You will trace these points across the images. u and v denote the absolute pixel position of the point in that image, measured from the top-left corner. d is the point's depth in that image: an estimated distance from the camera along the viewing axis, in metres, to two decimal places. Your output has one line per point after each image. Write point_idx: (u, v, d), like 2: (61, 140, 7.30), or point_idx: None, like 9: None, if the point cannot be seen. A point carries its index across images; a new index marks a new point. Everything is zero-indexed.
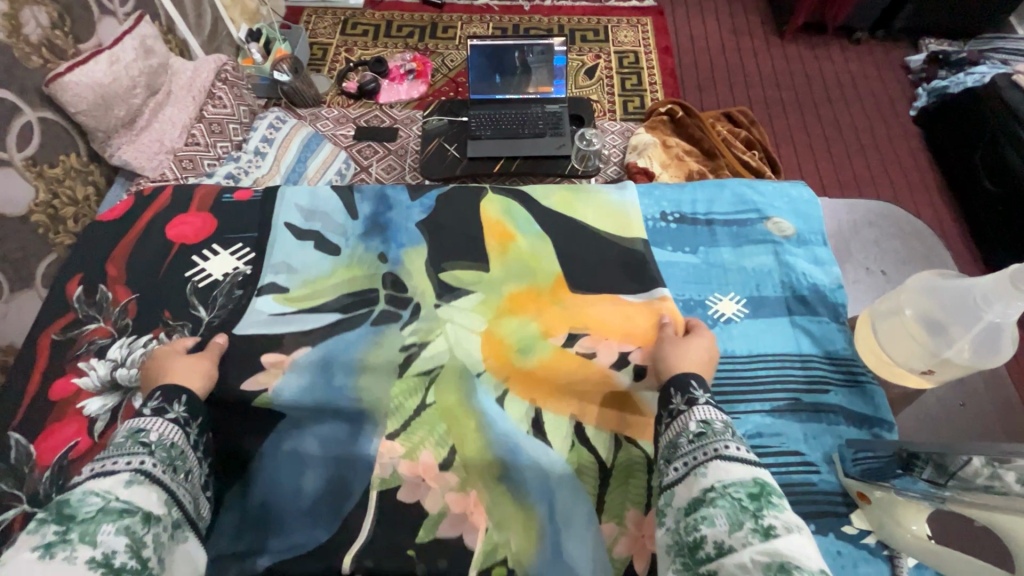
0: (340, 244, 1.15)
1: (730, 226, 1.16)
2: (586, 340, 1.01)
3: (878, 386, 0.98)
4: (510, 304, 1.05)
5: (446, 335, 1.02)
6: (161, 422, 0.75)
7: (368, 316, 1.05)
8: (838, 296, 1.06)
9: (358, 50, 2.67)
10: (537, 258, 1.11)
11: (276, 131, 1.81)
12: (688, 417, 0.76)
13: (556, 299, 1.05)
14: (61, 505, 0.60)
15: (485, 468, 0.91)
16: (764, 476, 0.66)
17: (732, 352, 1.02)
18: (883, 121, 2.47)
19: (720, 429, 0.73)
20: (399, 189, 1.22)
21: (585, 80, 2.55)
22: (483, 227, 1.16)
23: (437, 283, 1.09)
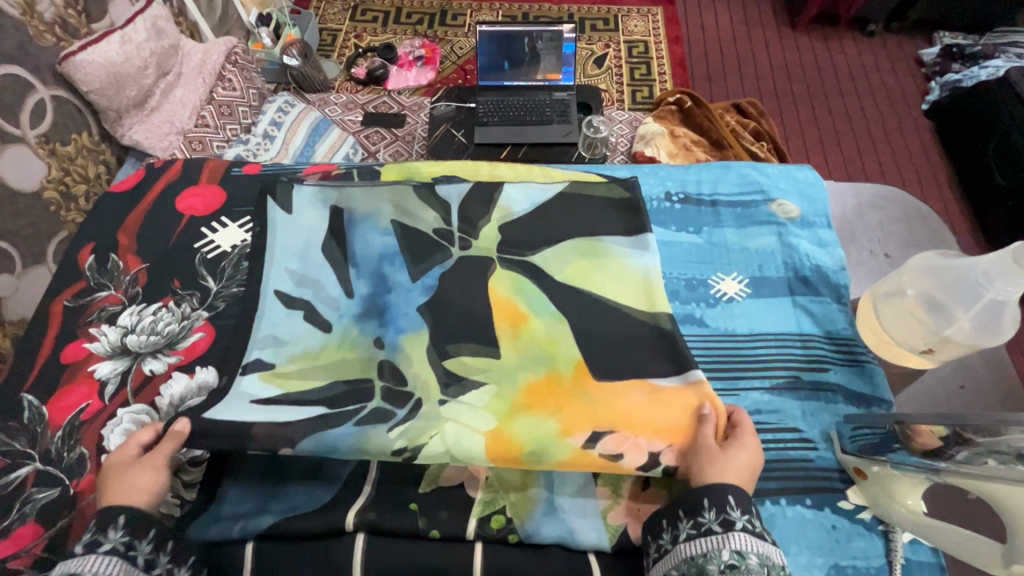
0: (331, 319, 0.97)
1: (734, 207, 1.16)
2: (611, 440, 0.84)
3: (877, 365, 0.98)
4: (526, 399, 0.88)
5: (445, 435, 0.85)
6: (97, 556, 0.71)
7: (356, 414, 0.87)
8: (840, 277, 1.07)
9: (367, 37, 2.67)
10: (555, 343, 0.93)
11: (285, 115, 1.83)
12: (721, 542, 0.72)
13: (582, 391, 0.88)
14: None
15: None
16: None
17: (733, 331, 1.02)
18: (894, 114, 2.45)
19: (755, 567, 0.70)
20: (398, 264, 1.02)
21: (594, 70, 2.55)
22: (490, 310, 0.97)
23: (441, 372, 0.91)
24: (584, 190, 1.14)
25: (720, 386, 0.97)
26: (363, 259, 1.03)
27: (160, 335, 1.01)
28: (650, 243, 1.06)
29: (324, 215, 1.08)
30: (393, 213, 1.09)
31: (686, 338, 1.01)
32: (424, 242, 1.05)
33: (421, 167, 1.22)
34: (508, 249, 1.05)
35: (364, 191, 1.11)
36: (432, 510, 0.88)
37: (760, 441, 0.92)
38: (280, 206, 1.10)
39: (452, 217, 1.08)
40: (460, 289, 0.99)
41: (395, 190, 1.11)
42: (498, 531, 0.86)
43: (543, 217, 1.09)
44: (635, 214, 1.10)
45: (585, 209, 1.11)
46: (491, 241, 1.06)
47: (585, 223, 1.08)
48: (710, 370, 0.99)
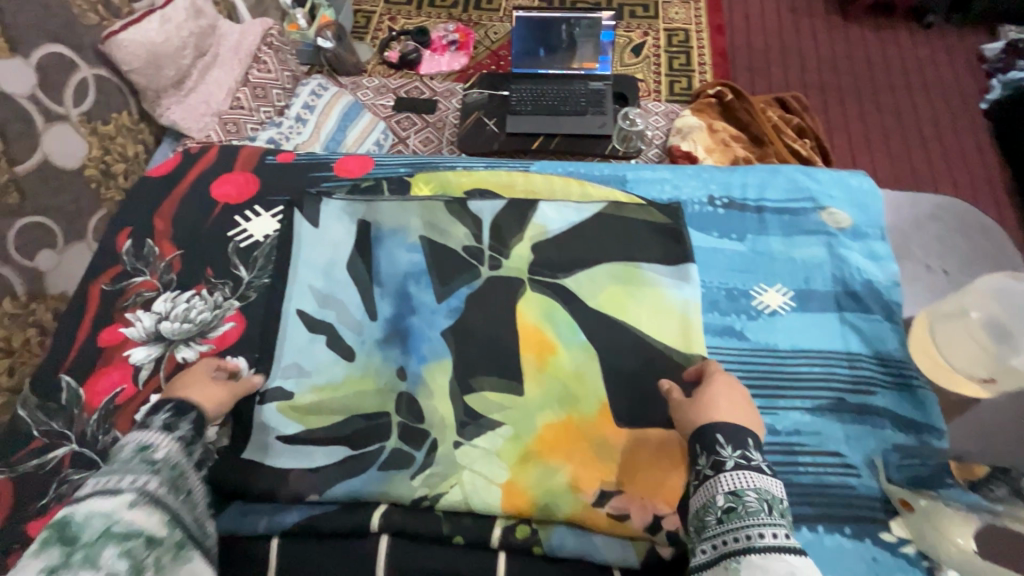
0: (354, 346, 1.00)
1: (781, 214, 1.10)
2: (618, 499, 0.86)
3: (930, 391, 0.92)
4: (540, 445, 0.90)
5: (463, 484, 0.87)
6: (167, 436, 0.76)
7: (377, 458, 0.90)
8: (892, 293, 1.01)
9: (401, 19, 2.64)
10: (579, 380, 0.95)
11: (317, 99, 1.82)
12: (715, 485, 0.72)
13: (598, 437, 0.91)
14: (64, 526, 0.61)
15: (513, 451, 0.90)
16: (800, 567, 0.61)
17: (775, 347, 0.98)
18: (948, 112, 2.31)
19: (754, 508, 0.67)
20: (423, 283, 1.05)
21: (631, 58, 2.47)
22: (518, 338, 0.99)
23: (462, 408, 0.93)
24: (623, 210, 1.11)
25: (758, 404, 0.93)
26: (389, 276, 1.06)
27: (192, 323, 1.02)
28: (693, 274, 1.03)
29: (350, 229, 1.11)
30: (423, 229, 1.10)
31: (723, 352, 0.98)
32: (453, 261, 1.07)
33: (450, 179, 1.17)
34: (541, 270, 1.05)
35: (393, 204, 1.12)
36: (455, 516, 0.87)
37: (798, 464, 0.88)
38: (307, 219, 1.11)
39: (483, 233, 1.09)
40: (488, 297, 1.03)
41: (426, 205, 1.12)
42: (522, 541, 0.85)
43: (578, 237, 1.08)
44: (678, 243, 1.06)
45: (624, 232, 1.09)
46: (523, 259, 1.07)
47: (624, 246, 1.07)
48: (747, 387, 0.95)
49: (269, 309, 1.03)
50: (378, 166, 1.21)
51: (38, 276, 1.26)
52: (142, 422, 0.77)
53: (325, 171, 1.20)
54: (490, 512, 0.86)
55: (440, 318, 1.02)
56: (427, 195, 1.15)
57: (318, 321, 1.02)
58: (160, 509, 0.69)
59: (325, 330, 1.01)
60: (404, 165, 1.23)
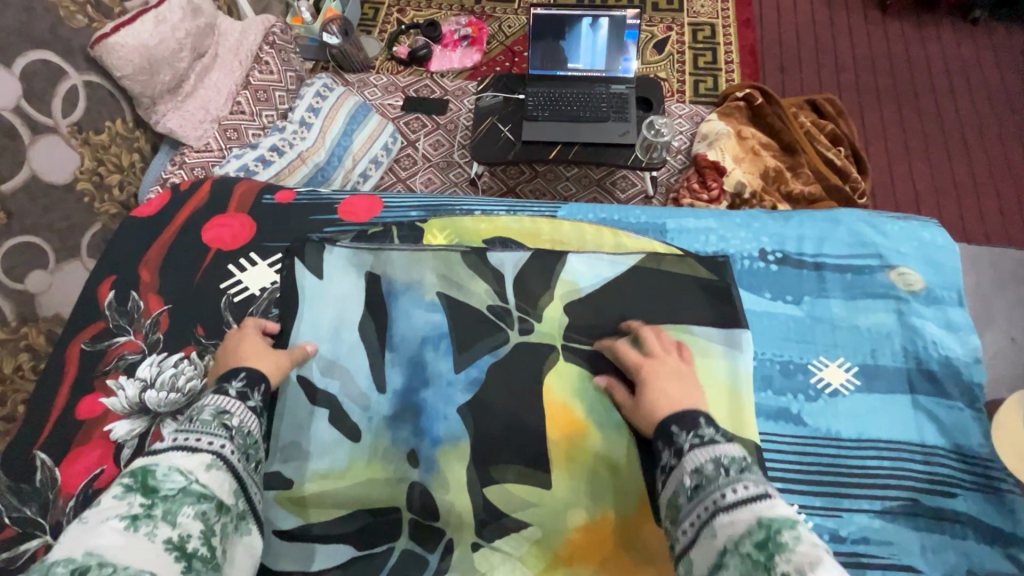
0: (361, 424, 0.89)
1: (843, 272, 0.97)
2: None
3: (1019, 496, 0.81)
4: (569, 549, 0.80)
5: None
6: (239, 404, 0.72)
7: (387, 561, 0.82)
8: (974, 372, 0.88)
9: (411, 12, 2.48)
10: (615, 469, 0.83)
11: (322, 101, 1.68)
12: (680, 468, 0.64)
13: (638, 540, 0.80)
14: (146, 475, 0.58)
15: (539, 557, 0.80)
16: (769, 515, 0.54)
17: (837, 435, 0.86)
18: (996, 120, 2.13)
19: (712, 474, 0.60)
20: (441, 349, 0.93)
21: (654, 55, 2.30)
22: (545, 419, 0.87)
23: (481, 504, 0.82)
24: (663, 264, 0.99)
25: (820, 505, 0.81)
26: (405, 340, 0.94)
27: (179, 393, 0.91)
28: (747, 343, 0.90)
29: (359, 283, 0.99)
30: (439, 284, 0.98)
31: (781, 441, 0.85)
32: (475, 323, 0.95)
33: (466, 225, 1.05)
34: (574, 335, 0.93)
35: (405, 255, 1.00)
36: None
37: None
38: (309, 271, 0.99)
39: (509, 290, 0.97)
40: (512, 367, 0.91)
41: (442, 256, 0.99)
42: None
43: (616, 297, 0.96)
44: (727, 304, 0.94)
45: (666, 290, 0.96)
46: (556, 323, 0.95)
47: (667, 306, 0.95)
48: (808, 483, 0.82)
49: None
50: (388, 209, 1.09)
51: (28, 299, 1.14)
52: (218, 387, 0.75)
53: (328, 214, 1.08)
54: None
55: (456, 391, 0.90)
56: (442, 244, 1.02)
57: (322, 393, 0.91)
58: (232, 477, 0.64)
59: (328, 404, 0.90)
60: (417, 208, 1.10)
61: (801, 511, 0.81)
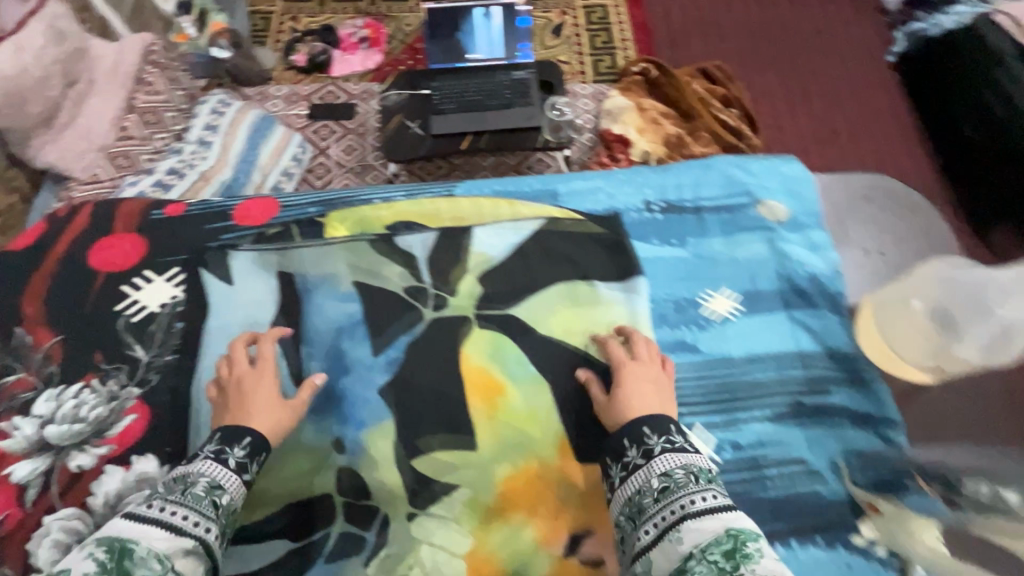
0: None
1: (719, 212, 1.06)
2: (589, 544, 0.82)
3: (883, 384, 0.91)
4: (502, 502, 0.83)
5: (422, 563, 0.80)
6: (227, 471, 0.73)
7: (324, 546, 0.83)
8: (836, 284, 0.99)
9: (304, 18, 2.41)
10: (535, 420, 0.88)
11: (220, 118, 1.62)
12: (647, 473, 0.70)
13: (562, 481, 0.85)
14: (126, 554, 0.59)
15: (473, 514, 0.83)
16: (734, 522, 0.62)
17: (729, 356, 0.94)
18: (861, 70, 2.35)
19: (682, 481, 0.67)
20: (356, 336, 0.95)
21: (551, 40, 2.38)
22: (464, 385, 0.90)
23: (411, 476, 0.85)
24: (561, 227, 1.04)
25: (720, 421, 0.89)
26: (320, 333, 0.95)
27: (84, 423, 0.88)
28: (642, 287, 0.98)
29: (265, 285, 0.98)
30: (353, 275, 0.99)
31: (680, 369, 0.93)
32: (388, 306, 0.97)
33: (368, 214, 1.06)
34: (485, 304, 0.97)
35: (312, 252, 1.01)
36: None
37: (764, 477, 0.86)
38: (212, 280, 0.98)
39: (420, 271, 1.00)
40: (428, 344, 0.94)
41: (350, 247, 1.01)
42: None
43: (521, 262, 1.01)
44: (620, 255, 1.01)
45: (565, 250, 1.02)
46: (468, 297, 0.98)
47: (568, 264, 1.01)
48: (707, 403, 0.91)
49: (177, 393, 0.91)
50: (286, 208, 1.08)
51: None
52: (218, 449, 0.74)
53: (224, 221, 1.06)
54: None
55: (376, 374, 0.92)
56: (345, 236, 1.03)
57: None
58: (208, 563, 0.64)
59: None
60: (314, 204, 1.10)
61: (705, 429, 0.89)
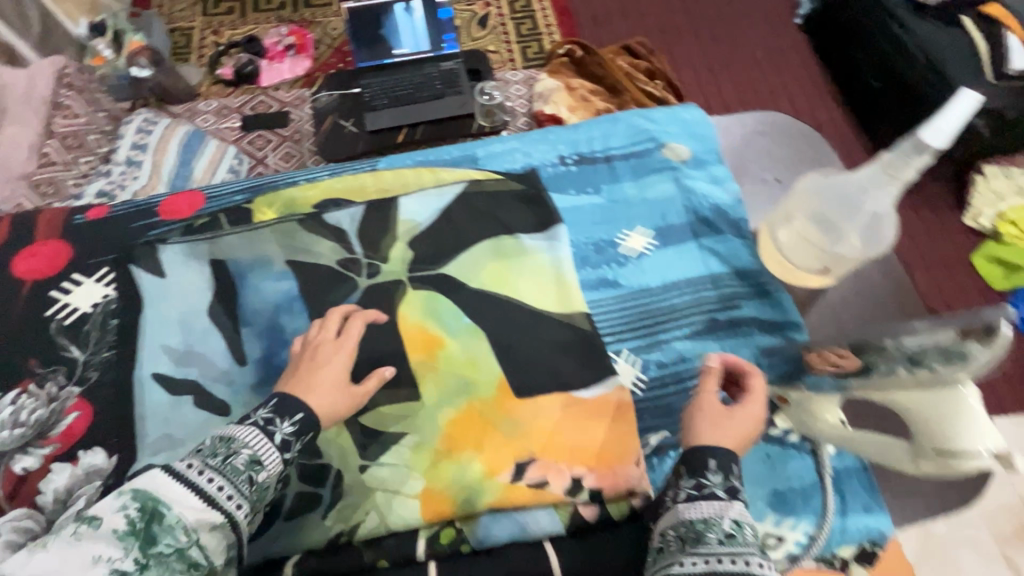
0: (228, 398, 0.91)
1: (629, 159, 1.14)
2: (534, 469, 0.86)
3: (784, 292, 1.01)
4: (449, 442, 0.88)
5: (378, 507, 0.84)
6: (269, 441, 0.65)
7: (281, 506, 0.83)
8: (738, 211, 1.08)
9: (227, 31, 2.36)
10: (474, 365, 0.93)
11: (147, 136, 1.58)
12: (722, 507, 0.65)
13: (503, 415, 0.90)
14: (153, 517, 0.57)
15: (422, 457, 0.87)
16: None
17: (647, 286, 1.02)
18: (774, 33, 2.48)
19: (749, 539, 0.63)
20: (295, 310, 0.98)
21: (478, 31, 2.43)
22: (403, 341, 0.95)
23: (359, 429, 0.88)
24: (483, 187, 1.10)
25: (643, 343, 0.98)
26: (258, 312, 0.98)
27: (25, 427, 0.89)
28: (563, 234, 1.05)
29: (198, 274, 1.00)
30: (285, 254, 1.02)
31: (604, 303, 1.01)
32: (323, 279, 1.01)
33: (295, 196, 1.09)
34: (418, 266, 1.02)
35: (242, 237, 1.03)
36: (377, 541, 0.83)
37: (688, 387, 0.94)
38: (143, 274, 0.99)
39: (351, 243, 1.04)
40: (365, 309, 0.98)
41: (279, 229, 1.04)
42: (450, 545, 0.83)
43: (448, 224, 1.06)
44: (540, 207, 1.08)
45: (489, 208, 1.08)
46: (400, 261, 1.03)
47: (492, 221, 1.06)
48: (631, 330, 0.99)
49: (117, 385, 0.92)
50: (210, 199, 1.10)
51: None
52: (268, 417, 0.67)
53: (149, 218, 1.07)
54: (412, 527, 0.83)
55: None
56: (274, 218, 1.06)
57: (183, 383, 0.92)
58: (236, 539, 0.61)
59: (192, 392, 0.91)
60: (241, 192, 1.12)
61: (631, 354, 0.97)
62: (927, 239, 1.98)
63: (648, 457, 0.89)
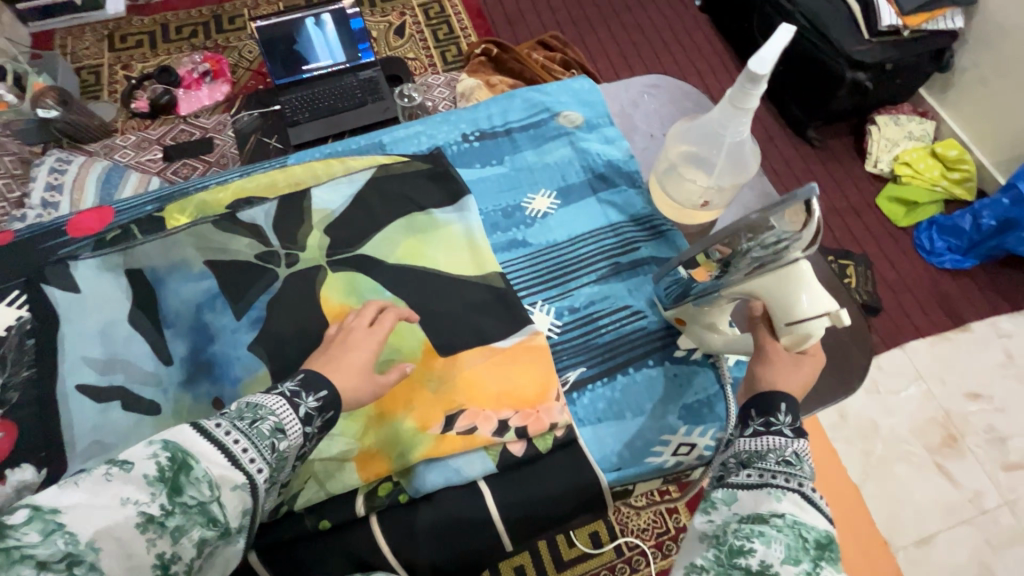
0: (157, 398, 0.94)
1: (527, 130, 1.22)
2: (463, 419, 0.91)
3: (676, 230, 1.10)
4: (379, 405, 0.92)
5: (316, 476, 0.87)
6: (295, 411, 0.70)
7: None
8: (630, 165, 1.17)
9: (137, 65, 2.32)
10: (397, 332, 0.97)
11: (61, 175, 1.56)
12: (788, 440, 0.70)
13: (429, 373, 0.95)
14: (184, 469, 0.59)
15: (355, 423, 0.90)
16: (835, 533, 0.62)
17: (554, 242, 1.10)
18: (674, 17, 2.64)
19: (806, 470, 0.68)
20: (218, 307, 1.01)
21: (396, 41, 2.48)
22: (327, 321, 0.99)
23: None
24: (391, 170, 1.15)
25: (555, 293, 1.05)
26: (178, 314, 1.00)
27: None
28: (471, 204, 1.11)
29: (115, 285, 1.01)
30: (202, 255, 1.04)
31: (516, 262, 1.08)
32: (244, 274, 1.04)
33: (208, 200, 1.11)
34: (337, 251, 1.06)
35: (155, 245, 1.04)
36: (319, 507, 0.86)
37: (599, 326, 1.02)
38: (58, 291, 0.99)
39: (268, 236, 1.07)
40: (287, 297, 1.01)
41: (194, 232, 1.06)
42: (388, 496, 0.88)
43: (362, 208, 1.10)
44: (449, 183, 1.14)
45: (397, 189, 1.13)
46: (319, 248, 1.07)
47: (404, 201, 1.12)
48: (542, 282, 1.06)
49: (40, 401, 0.91)
50: (121, 210, 1.11)
51: None
52: (295, 391, 0.72)
53: (57, 236, 1.08)
54: (350, 487, 0.87)
55: (244, 334, 0.99)
56: (188, 223, 1.08)
57: (109, 389, 0.93)
58: (251, 503, 0.63)
59: (119, 396, 0.93)
60: (152, 202, 1.14)
61: (544, 304, 1.04)
62: (832, 185, 2.15)
63: (568, 394, 0.97)
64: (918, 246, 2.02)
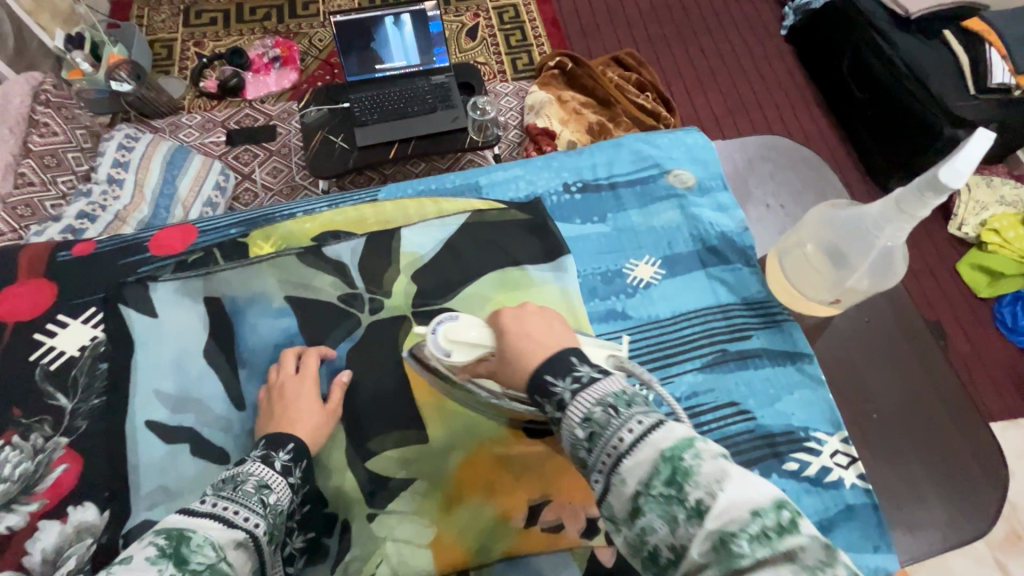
0: (226, 445, 0.87)
1: (633, 185, 1.13)
2: (548, 511, 0.85)
3: (793, 322, 1.01)
4: (457, 488, 0.85)
5: (388, 558, 0.80)
6: (268, 467, 0.67)
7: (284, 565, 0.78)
8: (744, 238, 1.07)
9: (209, 43, 2.28)
10: None
11: (129, 152, 1.51)
12: (572, 414, 0.53)
13: (513, 455, 0.87)
14: (182, 539, 0.52)
15: (432, 506, 0.84)
16: (668, 437, 0.48)
17: (657, 317, 1.00)
18: (758, 45, 2.47)
19: (604, 419, 0.51)
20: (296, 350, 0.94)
21: (468, 43, 2.37)
22: (410, 382, 0.91)
23: (367, 477, 0.84)
24: (486, 217, 1.07)
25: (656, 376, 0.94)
26: (255, 353, 0.94)
27: (9, 482, 0.84)
28: (570, 264, 1.02)
29: (193, 311, 0.96)
30: (284, 289, 0.98)
31: (612, 335, 0.98)
32: (325, 314, 0.97)
33: (292, 229, 1.05)
34: (424, 300, 0.99)
35: (237, 273, 0.99)
36: None
37: (701, 422, 0.91)
38: (135, 312, 0.94)
39: (354, 276, 1.00)
40: (369, 347, 0.94)
41: (277, 263, 1.00)
42: None
43: (453, 255, 1.03)
44: (548, 237, 1.05)
45: (492, 238, 1.05)
46: (404, 296, 0.99)
47: (499, 252, 1.03)
48: (642, 362, 0.96)
49: (106, 433, 0.86)
50: (204, 233, 1.08)
51: None
52: (263, 455, 0.69)
53: (139, 253, 1.04)
54: None
55: None
56: (271, 252, 1.03)
57: (177, 429, 0.88)
58: (255, 562, 0.57)
59: (188, 438, 0.87)
60: (235, 225, 1.10)
61: None
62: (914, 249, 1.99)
63: None
64: (998, 321, 1.86)
